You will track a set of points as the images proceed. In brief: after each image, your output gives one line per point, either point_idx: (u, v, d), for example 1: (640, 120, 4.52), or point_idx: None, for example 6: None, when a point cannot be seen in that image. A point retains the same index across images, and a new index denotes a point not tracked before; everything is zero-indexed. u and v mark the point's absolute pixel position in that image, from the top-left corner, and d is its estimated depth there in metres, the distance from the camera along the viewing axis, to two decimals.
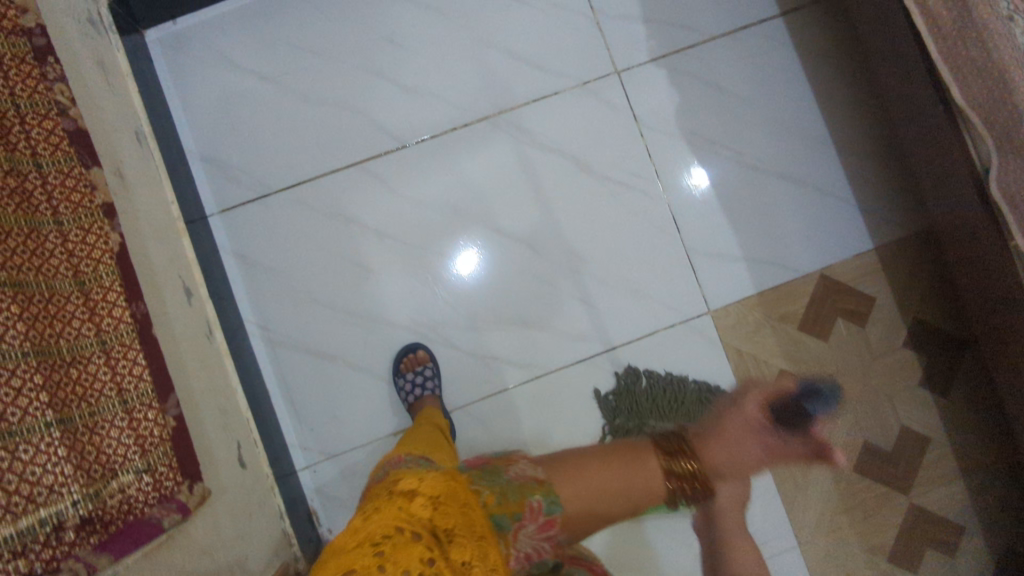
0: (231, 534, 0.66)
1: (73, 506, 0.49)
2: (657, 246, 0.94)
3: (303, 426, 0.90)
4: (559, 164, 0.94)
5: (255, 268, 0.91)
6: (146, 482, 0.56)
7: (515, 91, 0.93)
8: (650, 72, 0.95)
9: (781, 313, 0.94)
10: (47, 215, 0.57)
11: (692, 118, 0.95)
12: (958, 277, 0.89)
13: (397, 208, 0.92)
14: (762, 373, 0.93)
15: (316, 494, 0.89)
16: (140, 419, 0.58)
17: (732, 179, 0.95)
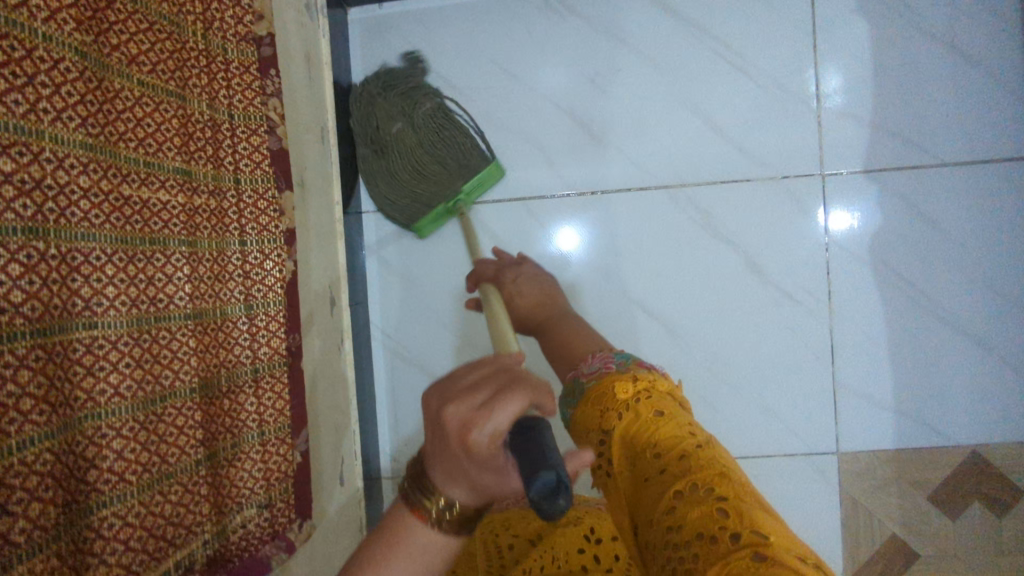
0: (319, 560, 0.68)
1: (203, 545, 0.50)
2: (802, 369, 0.87)
3: (398, 437, 0.92)
4: (726, 256, 0.87)
5: (394, 276, 0.91)
6: (264, 517, 0.57)
7: (705, 168, 0.87)
8: (859, 183, 0.86)
9: (914, 477, 0.86)
10: (235, 236, 0.57)
11: (888, 246, 0.86)
12: None
13: (547, 255, 0.89)
14: (870, 530, 0.87)
15: (393, 504, 0.92)
16: (272, 452, 0.59)
17: (909, 321, 0.86)
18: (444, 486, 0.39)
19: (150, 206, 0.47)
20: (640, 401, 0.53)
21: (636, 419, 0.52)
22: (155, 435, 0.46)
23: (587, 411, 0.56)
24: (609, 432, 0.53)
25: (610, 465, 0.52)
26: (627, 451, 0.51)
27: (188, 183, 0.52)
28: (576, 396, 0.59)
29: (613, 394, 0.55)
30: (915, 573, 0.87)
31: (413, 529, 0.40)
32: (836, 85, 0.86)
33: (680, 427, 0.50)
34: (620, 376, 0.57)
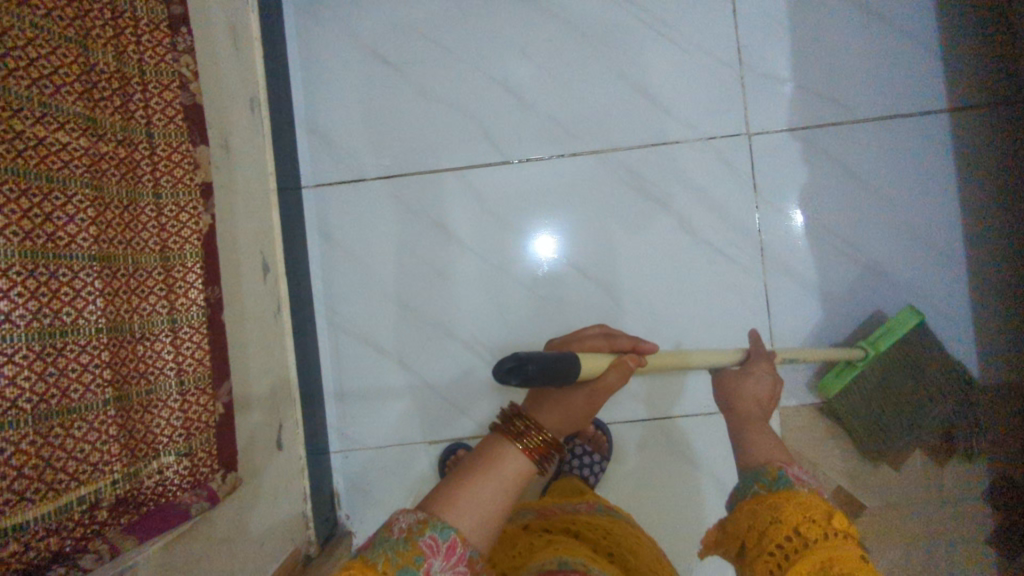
0: (252, 520, 0.67)
1: (111, 484, 0.50)
2: (740, 325, 0.88)
3: (345, 412, 0.92)
4: (660, 217, 0.89)
5: (337, 251, 0.91)
6: (183, 466, 0.57)
7: (634, 131, 0.89)
8: (784, 141, 0.88)
9: (854, 427, 0.88)
10: (147, 188, 0.58)
11: (816, 201, 0.88)
12: None
13: (486, 224, 0.90)
14: (816, 482, 0.88)
15: (343, 478, 0.92)
16: (191, 402, 0.59)
17: (839, 272, 0.88)
18: (539, 414, 0.50)
19: (46, 143, 0.48)
20: (850, 541, 0.47)
21: (834, 539, 0.47)
22: (52, 367, 0.47)
23: (779, 502, 0.52)
24: (801, 537, 0.48)
25: (782, 560, 0.48)
26: (806, 550, 0.47)
27: (92, 129, 0.53)
28: (772, 482, 0.56)
29: (827, 515, 0.49)
30: (862, 521, 0.88)
31: (509, 454, 0.49)
32: (756, 48, 0.88)
33: (861, 562, 0.46)
34: (830, 507, 0.50)
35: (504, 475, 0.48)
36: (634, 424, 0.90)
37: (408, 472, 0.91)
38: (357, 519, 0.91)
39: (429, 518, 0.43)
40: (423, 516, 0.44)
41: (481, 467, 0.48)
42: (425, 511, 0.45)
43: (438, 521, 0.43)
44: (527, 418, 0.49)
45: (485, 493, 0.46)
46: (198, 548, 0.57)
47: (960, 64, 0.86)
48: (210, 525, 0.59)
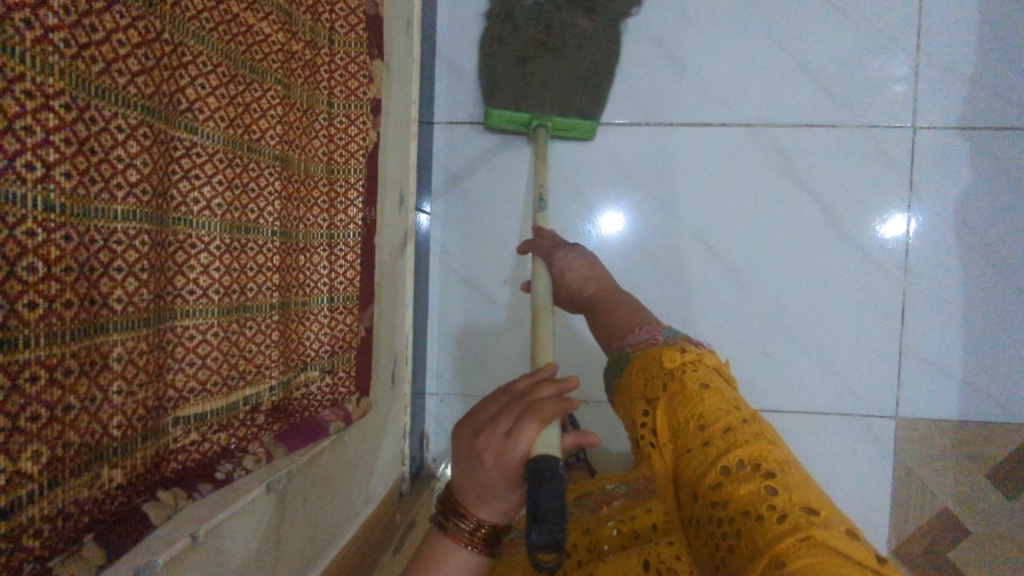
0: (370, 448, 0.66)
1: (270, 389, 0.49)
2: (869, 328, 0.84)
3: (445, 355, 0.91)
4: (803, 203, 0.84)
5: (459, 193, 0.89)
6: (326, 383, 0.56)
7: (789, 107, 0.84)
8: (952, 139, 0.82)
9: (975, 452, 0.83)
10: (324, 96, 0.56)
11: (976, 208, 0.82)
12: None
13: (618, 184, 0.87)
14: (923, 503, 0.84)
15: (434, 420, 0.92)
16: (339, 320, 0.58)
17: (991, 288, 0.82)
18: (475, 507, 0.41)
19: (253, 32, 0.46)
20: (686, 374, 0.46)
21: (678, 387, 0.45)
22: (238, 263, 0.46)
23: (629, 377, 0.50)
24: (653, 403, 0.47)
25: (653, 439, 0.46)
26: (664, 410, 0.45)
27: (288, 25, 0.50)
28: (619, 366, 0.53)
29: (658, 359, 0.49)
30: (966, 551, 0.83)
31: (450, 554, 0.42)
32: (938, 36, 0.82)
33: (730, 401, 0.44)
34: (665, 349, 0.49)
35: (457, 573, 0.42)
36: None
37: None
38: (442, 462, 0.91)
39: None
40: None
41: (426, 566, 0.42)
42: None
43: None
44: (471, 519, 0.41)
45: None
46: (333, 467, 0.56)
47: None
48: (342, 446, 0.58)
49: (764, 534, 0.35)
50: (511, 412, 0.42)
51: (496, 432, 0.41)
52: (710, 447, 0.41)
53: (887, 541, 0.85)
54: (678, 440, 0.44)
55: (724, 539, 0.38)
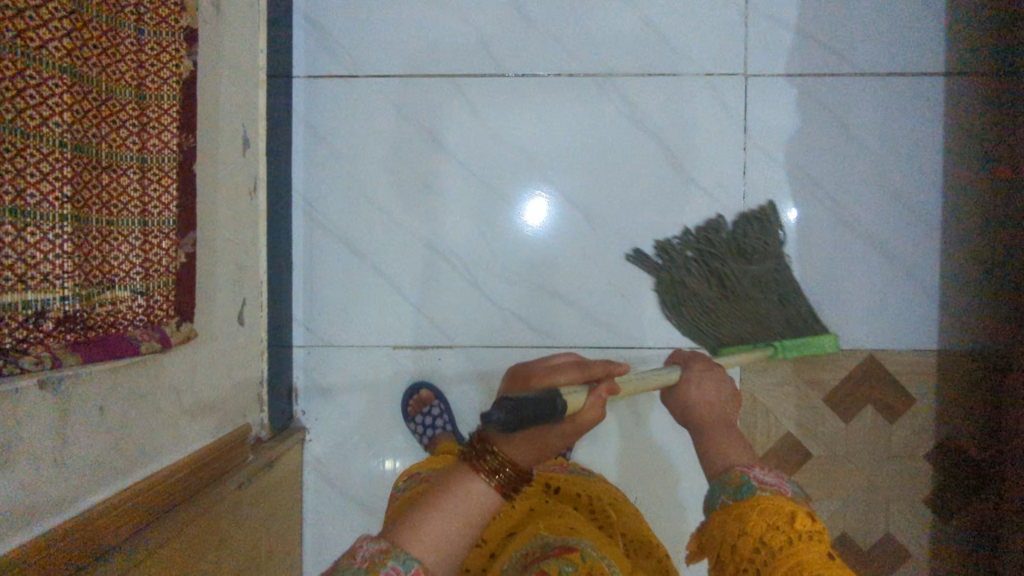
0: (204, 379, 0.66)
1: (61, 299, 0.49)
2: (713, 266, 0.89)
3: (312, 308, 0.91)
4: (649, 150, 0.89)
5: (322, 147, 0.90)
6: (138, 304, 0.57)
7: (634, 59, 0.88)
8: (781, 88, 0.88)
9: (811, 377, 0.89)
10: (130, 19, 0.56)
11: (803, 151, 0.89)
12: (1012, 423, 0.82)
13: (476, 135, 0.90)
14: (767, 427, 0.90)
15: (302, 374, 0.92)
16: (152, 244, 0.58)
17: (818, 225, 0.89)
18: (501, 445, 0.49)
19: None
20: (812, 542, 0.47)
21: (802, 545, 0.47)
22: (10, 164, 0.46)
23: (744, 513, 0.52)
24: (767, 545, 0.48)
25: (752, 573, 0.48)
26: (775, 555, 0.47)
27: None
28: (736, 490, 0.54)
29: (789, 516, 0.50)
30: (807, 470, 0.90)
31: (473, 480, 0.50)
32: None
33: (845, 572, 0.45)
34: (804, 510, 0.50)
35: (471, 503, 0.49)
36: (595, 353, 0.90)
37: (371, 373, 0.92)
38: (312, 415, 0.92)
39: (390, 550, 0.45)
40: (386, 545, 0.46)
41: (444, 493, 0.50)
42: (388, 538, 0.47)
43: (402, 552, 0.45)
44: (499, 454, 0.49)
45: (448, 531, 0.48)
46: (147, 387, 0.57)
47: (963, 32, 0.87)
48: (160, 368, 0.59)
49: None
50: (562, 368, 0.58)
51: (542, 376, 0.58)
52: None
53: None
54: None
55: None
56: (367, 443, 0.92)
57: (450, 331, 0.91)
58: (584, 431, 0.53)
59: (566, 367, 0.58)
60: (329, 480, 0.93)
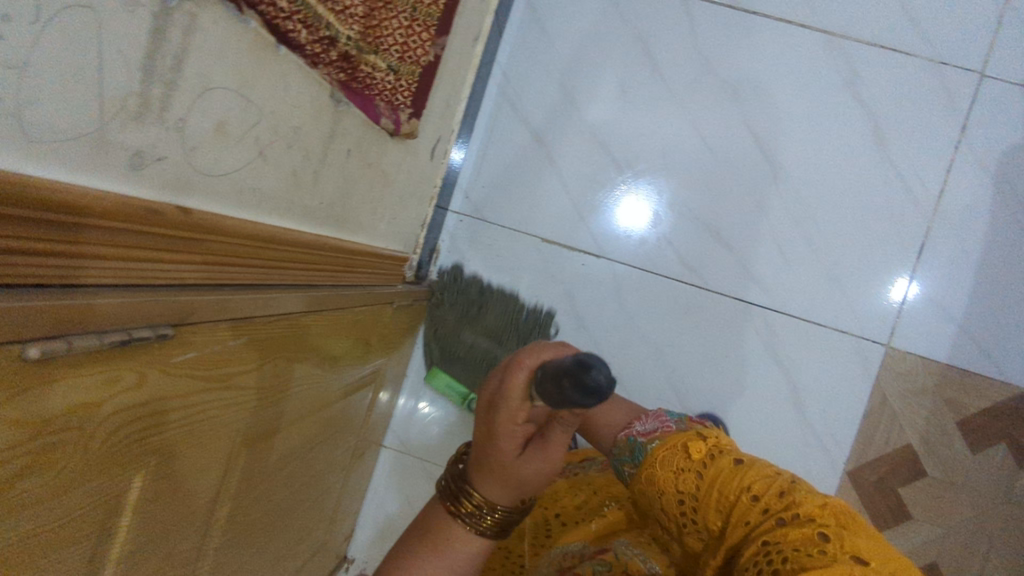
0: (399, 186, 0.68)
1: (346, 37, 0.51)
2: (885, 254, 0.87)
3: (477, 178, 0.93)
4: (857, 121, 0.87)
5: (536, 27, 0.92)
6: (390, 80, 0.58)
7: (871, 26, 0.87)
8: (1014, 96, 0.85)
9: (951, 397, 0.86)
10: None
11: (1018, 167, 0.85)
12: None
13: (688, 58, 0.89)
14: (889, 432, 0.87)
15: (448, 238, 0.94)
16: (415, 31, 0.59)
17: (1011, 246, 0.84)
18: (486, 490, 0.44)
19: None
20: (716, 459, 0.47)
21: (714, 472, 0.46)
22: None
23: (646, 472, 0.50)
24: (686, 491, 0.47)
25: (699, 532, 0.46)
26: (702, 496, 0.46)
27: None
28: (631, 456, 0.53)
29: (684, 446, 0.49)
30: (915, 488, 0.86)
31: (454, 527, 0.45)
32: None
33: (769, 470, 0.45)
34: (689, 436, 0.50)
35: (458, 549, 0.45)
36: (735, 304, 0.89)
37: (513, 258, 0.93)
38: (445, 280, 0.94)
39: None
40: None
41: (428, 533, 0.46)
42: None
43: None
44: (472, 494, 0.45)
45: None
46: (373, 159, 0.58)
47: None
48: (385, 148, 0.60)
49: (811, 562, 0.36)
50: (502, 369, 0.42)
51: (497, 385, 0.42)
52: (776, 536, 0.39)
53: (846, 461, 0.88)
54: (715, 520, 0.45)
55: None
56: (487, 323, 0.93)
57: (600, 240, 0.91)
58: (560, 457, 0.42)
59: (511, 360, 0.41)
60: (440, 349, 0.94)
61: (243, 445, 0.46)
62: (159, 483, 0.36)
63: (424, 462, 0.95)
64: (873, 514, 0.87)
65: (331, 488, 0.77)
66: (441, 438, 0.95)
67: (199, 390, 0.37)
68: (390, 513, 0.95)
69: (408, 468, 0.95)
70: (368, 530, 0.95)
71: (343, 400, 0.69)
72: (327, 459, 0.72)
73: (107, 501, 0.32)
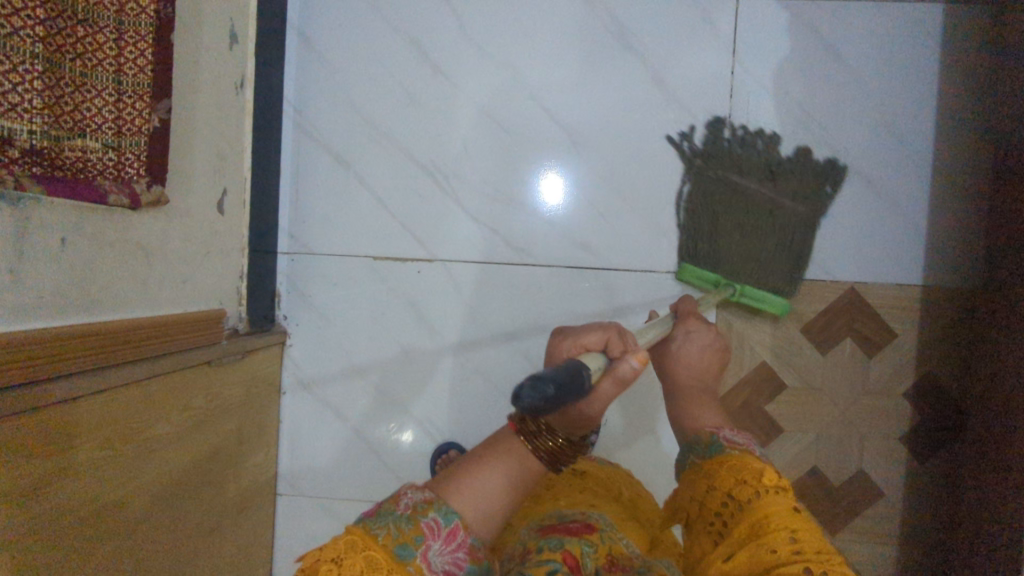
0: (177, 250, 0.70)
1: (29, 133, 0.51)
2: (694, 189, 0.89)
3: (298, 216, 0.94)
4: (635, 70, 0.89)
5: (314, 57, 0.93)
6: (108, 157, 0.59)
7: None
8: (771, 10, 0.87)
9: (788, 307, 0.88)
10: None
11: (793, 76, 0.87)
12: (981, 365, 0.81)
13: (464, 50, 0.91)
14: (742, 355, 0.89)
15: (286, 279, 0.95)
16: (126, 104, 0.60)
17: (805, 154, 0.88)
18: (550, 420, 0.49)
19: None
20: (782, 494, 0.50)
21: (771, 501, 0.49)
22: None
23: (717, 466, 0.55)
24: (738, 499, 0.51)
25: (726, 528, 0.50)
26: (749, 512, 0.49)
27: None
28: (706, 448, 0.60)
29: (758, 473, 0.52)
30: (781, 402, 0.89)
31: (513, 449, 0.50)
32: None
33: (824, 541, 0.45)
34: (769, 468, 0.53)
35: (512, 465, 0.49)
36: (570, 272, 0.91)
37: (353, 283, 0.94)
38: (294, 321, 0.95)
39: (434, 501, 0.46)
40: (430, 496, 0.46)
41: (482, 455, 0.50)
42: (432, 490, 0.48)
43: (443, 505, 0.46)
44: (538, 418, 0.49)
45: (485, 489, 0.48)
46: (113, 237, 0.59)
47: None
48: (127, 223, 0.61)
49: None
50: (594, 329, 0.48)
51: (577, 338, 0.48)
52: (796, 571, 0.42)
53: None
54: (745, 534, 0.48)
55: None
56: (346, 350, 0.95)
57: (429, 244, 0.93)
58: (612, 397, 0.49)
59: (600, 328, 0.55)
60: (307, 387, 0.95)
61: (33, 534, 0.51)
62: None
63: (322, 500, 0.96)
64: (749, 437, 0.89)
65: (213, 552, 0.78)
66: (332, 472, 0.96)
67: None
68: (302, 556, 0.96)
69: (308, 509, 0.96)
70: None
71: (188, 473, 0.71)
72: (193, 530, 0.73)
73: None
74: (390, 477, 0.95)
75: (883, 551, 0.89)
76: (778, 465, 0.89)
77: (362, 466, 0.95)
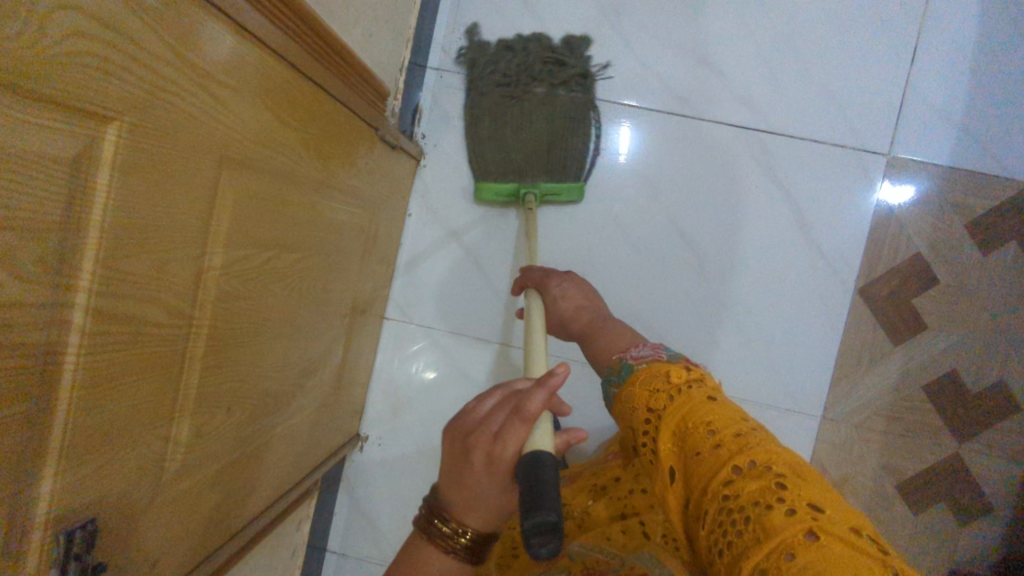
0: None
1: None
2: (877, 61, 0.85)
3: (455, 33, 0.91)
4: None
5: None
6: None
7: None
8: None
9: (957, 199, 0.84)
10: None
11: None
12: None
13: None
14: (896, 242, 0.85)
15: (431, 96, 0.92)
16: None
17: (1001, 39, 0.83)
18: (463, 517, 0.39)
19: None
20: (686, 392, 0.42)
21: (683, 401, 0.41)
22: None
23: (627, 391, 0.46)
24: (655, 413, 0.42)
25: (651, 448, 0.42)
26: (665, 424, 0.41)
27: None
28: (619, 374, 0.50)
29: (665, 376, 0.44)
30: (930, 297, 0.85)
31: (429, 557, 0.40)
32: None
33: (737, 414, 0.40)
34: (672, 363, 0.45)
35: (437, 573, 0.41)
36: (727, 132, 0.87)
37: None
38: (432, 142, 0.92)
39: None
40: None
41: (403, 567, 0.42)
42: None
43: None
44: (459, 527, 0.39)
45: None
46: None
47: None
48: None
49: (773, 519, 0.31)
50: (497, 414, 0.38)
51: (485, 431, 0.38)
52: (768, 479, 0.34)
53: (856, 278, 0.86)
54: (677, 451, 0.40)
55: (724, 532, 0.33)
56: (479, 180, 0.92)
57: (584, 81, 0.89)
58: None
59: (508, 401, 0.39)
60: (434, 213, 0.93)
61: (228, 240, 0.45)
62: (149, 238, 0.37)
63: (431, 331, 0.94)
64: (887, 329, 0.86)
65: (338, 335, 0.75)
66: (445, 303, 0.93)
67: (182, 90, 0.36)
68: (401, 386, 0.94)
69: (414, 337, 0.94)
70: (380, 405, 0.95)
71: (341, 236, 0.68)
72: (331, 299, 0.70)
73: (80, 123, 0.30)
74: (506, 319, 0.92)
75: (1010, 469, 0.85)
76: (914, 363, 0.85)
77: (477, 304, 0.92)
